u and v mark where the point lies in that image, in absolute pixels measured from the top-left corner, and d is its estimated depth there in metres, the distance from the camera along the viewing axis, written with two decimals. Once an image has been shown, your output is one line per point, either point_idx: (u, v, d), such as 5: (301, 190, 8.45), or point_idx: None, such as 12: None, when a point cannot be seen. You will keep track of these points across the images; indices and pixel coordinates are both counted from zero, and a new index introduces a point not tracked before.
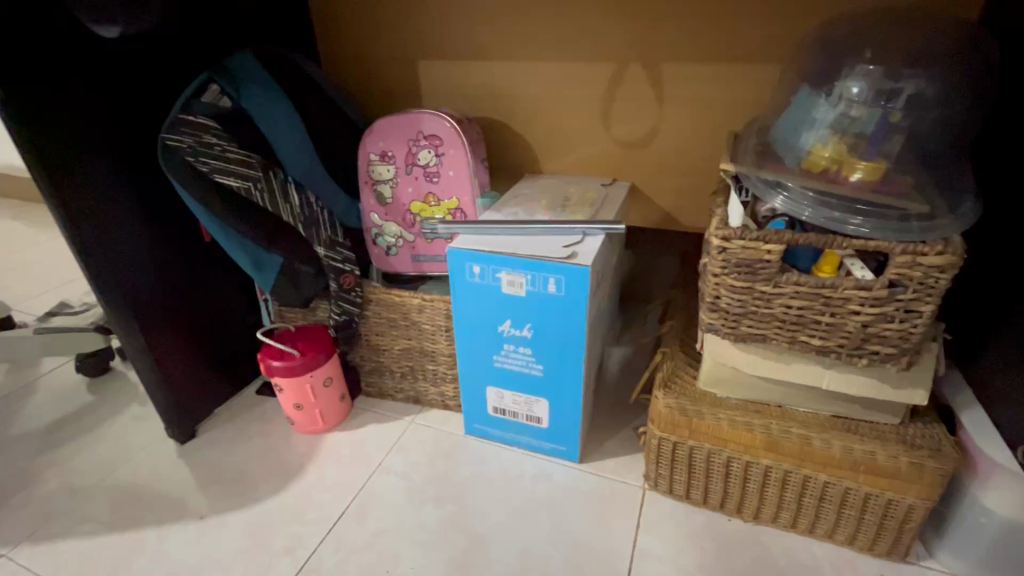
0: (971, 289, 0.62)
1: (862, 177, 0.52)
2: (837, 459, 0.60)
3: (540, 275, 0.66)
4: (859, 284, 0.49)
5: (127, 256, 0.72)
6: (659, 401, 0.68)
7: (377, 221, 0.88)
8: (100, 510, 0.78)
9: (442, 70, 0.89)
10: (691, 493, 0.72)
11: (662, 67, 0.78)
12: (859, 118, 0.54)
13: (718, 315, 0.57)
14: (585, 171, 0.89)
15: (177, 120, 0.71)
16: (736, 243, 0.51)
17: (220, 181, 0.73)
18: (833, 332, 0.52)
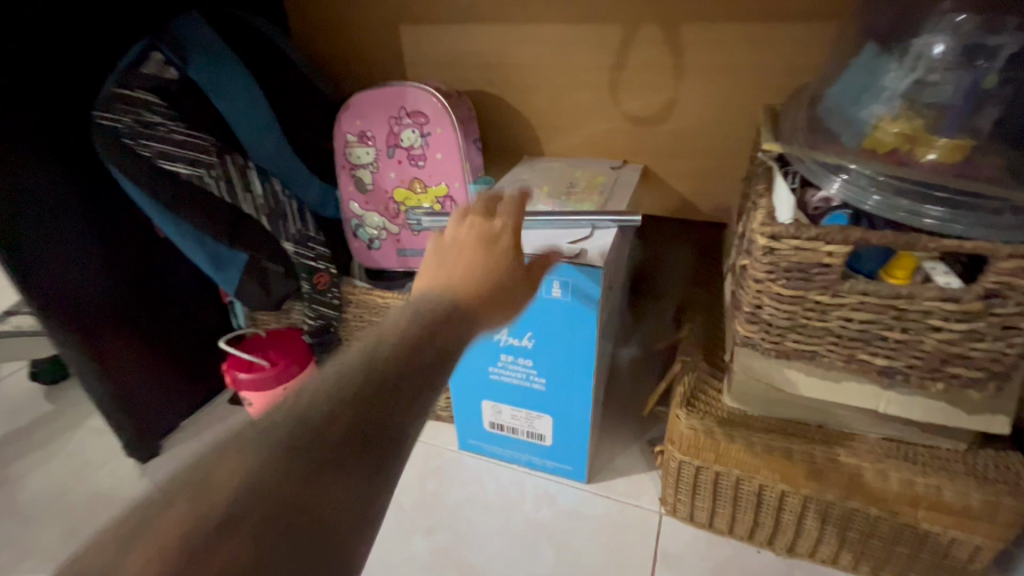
0: None
1: (936, 158, 0.42)
2: (893, 494, 0.51)
3: (541, 277, 0.57)
4: (944, 295, 0.39)
5: (65, 259, 0.62)
6: (680, 420, 0.58)
7: (357, 210, 0.78)
8: (48, 542, 0.69)
9: (427, 36, 0.78)
10: (714, 521, 0.63)
11: (682, 30, 0.67)
12: (937, 84, 0.42)
13: (758, 327, 0.47)
14: (592, 152, 0.78)
15: (111, 96, 0.59)
16: (788, 243, 0.41)
17: (166, 168, 0.62)
18: (903, 350, 0.42)
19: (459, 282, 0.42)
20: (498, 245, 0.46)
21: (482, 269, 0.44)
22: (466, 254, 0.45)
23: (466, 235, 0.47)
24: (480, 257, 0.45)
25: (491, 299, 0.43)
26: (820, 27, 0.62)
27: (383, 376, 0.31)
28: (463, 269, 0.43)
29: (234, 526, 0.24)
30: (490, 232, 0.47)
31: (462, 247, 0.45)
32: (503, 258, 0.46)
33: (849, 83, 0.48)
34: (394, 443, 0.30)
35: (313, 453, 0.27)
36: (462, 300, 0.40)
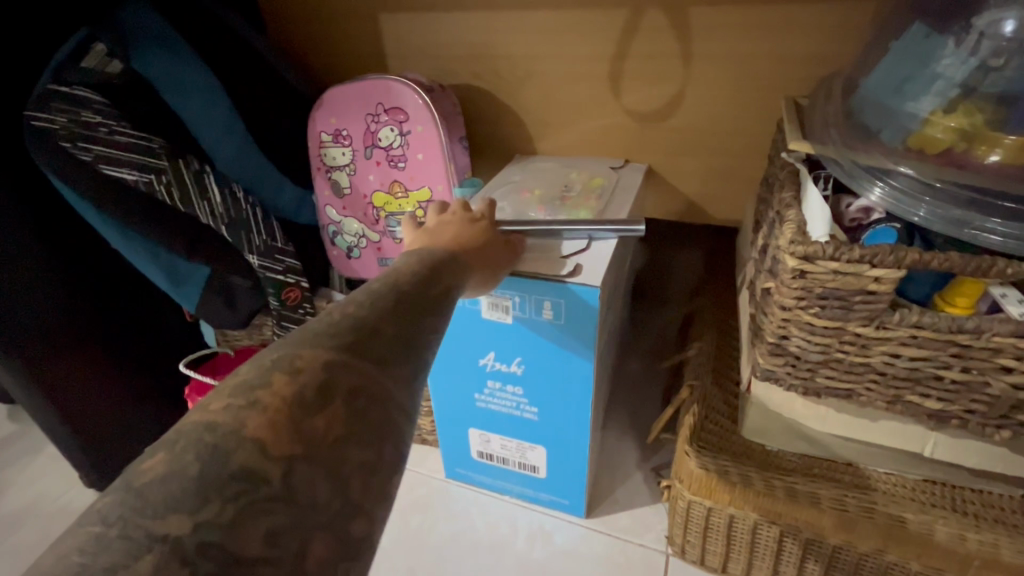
0: None
1: (1000, 159, 0.34)
2: (939, 550, 0.44)
3: (530, 298, 0.50)
4: (1019, 331, 0.31)
5: (2, 281, 0.54)
6: (690, 458, 0.51)
7: (334, 216, 0.71)
8: None
9: (408, 24, 0.70)
10: (728, 566, 0.56)
11: (690, 13, 0.59)
12: (1005, 71, 0.35)
13: (784, 361, 0.40)
14: (590, 150, 0.71)
15: (45, 93, 0.52)
16: (825, 266, 0.33)
17: (110, 174, 0.55)
18: (960, 392, 0.35)
19: (440, 239, 0.43)
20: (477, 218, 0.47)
21: (465, 232, 0.44)
22: (446, 225, 0.45)
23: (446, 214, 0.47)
24: (463, 224, 0.46)
25: (479, 253, 0.44)
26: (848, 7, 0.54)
27: (378, 331, 0.30)
28: (442, 233, 0.44)
29: (321, 411, 0.25)
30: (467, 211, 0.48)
31: (442, 221, 0.46)
32: (483, 227, 0.46)
33: (888, 71, 0.40)
34: (421, 350, 0.31)
35: (357, 357, 0.28)
36: (449, 251, 0.41)
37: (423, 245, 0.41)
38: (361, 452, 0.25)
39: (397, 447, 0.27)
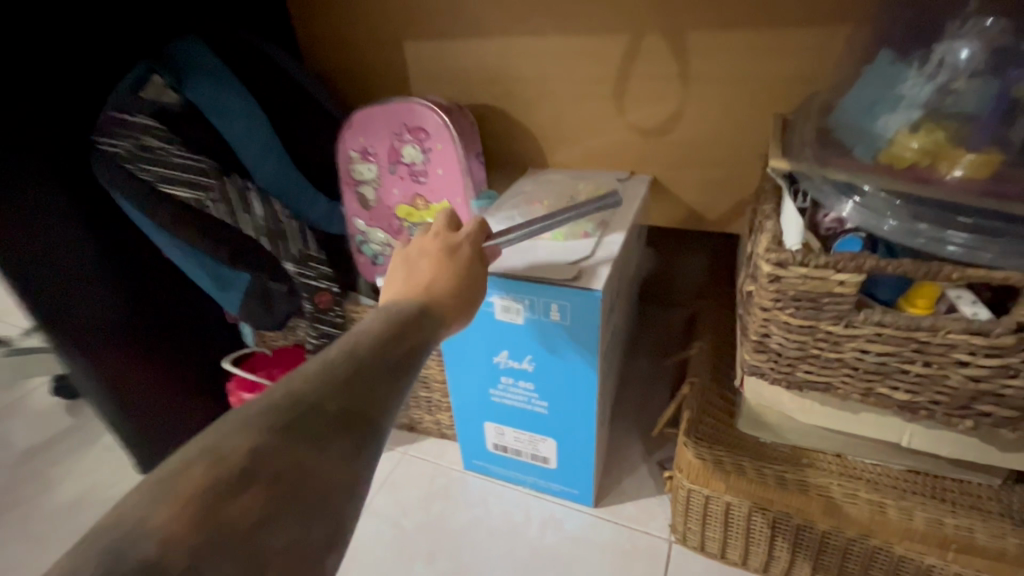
0: None
1: (964, 173, 0.38)
2: (919, 537, 0.47)
3: (539, 300, 0.55)
4: (972, 328, 0.35)
5: (78, 286, 0.62)
6: (687, 448, 0.55)
7: (362, 227, 0.78)
8: None
9: (428, 50, 0.76)
10: (727, 552, 0.60)
11: (687, 38, 0.64)
12: (962, 93, 0.39)
13: (767, 357, 0.44)
14: (598, 164, 0.76)
15: (111, 121, 0.60)
16: (796, 271, 0.38)
17: (166, 192, 0.61)
18: (926, 386, 0.39)
19: (422, 280, 0.46)
20: (457, 248, 0.50)
21: (446, 270, 0.47)
22: (426, 261, 0.48)
23: (431, 243, 0.50)
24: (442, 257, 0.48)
25: (458, 293, 0.47)
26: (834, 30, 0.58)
27: (313, 405, 0.29)
28: (422, 271, 0.46)
29: (243, 495, 0.25)
30: (449, 239, 0.50)
31: (421, 252, 0.48)
32: (464, 263, 0.49)
33: (859, 94, 0.44)
34: (367, 422, 0.31)
35: (289, 435, 0.28)
36: (426, 297, 0.44)
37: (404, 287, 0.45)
38: (284, 538, 0.25)
39: (330, 530, 0.27)
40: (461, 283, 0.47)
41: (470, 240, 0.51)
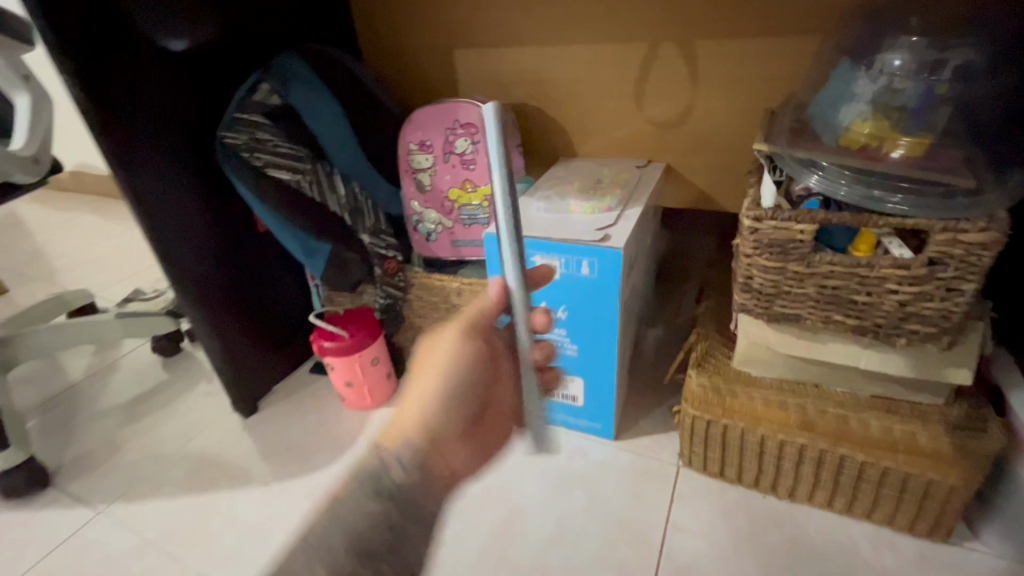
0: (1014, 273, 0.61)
1: (903, 152, 0.50)
2: (875, 440, 0.60)
3: (572, 258, 0.69)
4: (896, 263, 0.48)
5: (198, 248, 0.79)
6: (692, 378, 0.69)
7: (417, 208, 0.91)
8: (178, 475, 0.85)
9: (476, 58, 0.91)
10: (725, 470, 0.73)
11: (697, 46, 0.77)
12: (903, 90, 0.52)
13: (751, 295, 0.57)
14: (619, 153, 0.89)
15: (233, 119, 0.75)
16: (769, 224, 0.51)
17: (273, 175, 0.77)
18: (869, 312, 0.52)
19: (416, 390, 0.51)
20: (449, 346, 0.52)
21: (431, 377, 0.51)
22: (423, 363, 0.53)
23: (427, 342, 0.55)
24: (438, 357, 0.52)
25: (443, 399, 0.50)
26: (816, 40, 0.71)
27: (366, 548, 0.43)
28: (422, 377, 0.52)
29: None
30: (446, 331, 0.53)
31: (422, 353, 0.54)
32: (450, 367, 0.51)
33: (826, 93, 0.58)
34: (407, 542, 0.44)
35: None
36: (411, 415, 0.50)
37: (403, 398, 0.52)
38: None
39: None
40: (447, 388, 0.51)
41: (459, 333, 0.53)
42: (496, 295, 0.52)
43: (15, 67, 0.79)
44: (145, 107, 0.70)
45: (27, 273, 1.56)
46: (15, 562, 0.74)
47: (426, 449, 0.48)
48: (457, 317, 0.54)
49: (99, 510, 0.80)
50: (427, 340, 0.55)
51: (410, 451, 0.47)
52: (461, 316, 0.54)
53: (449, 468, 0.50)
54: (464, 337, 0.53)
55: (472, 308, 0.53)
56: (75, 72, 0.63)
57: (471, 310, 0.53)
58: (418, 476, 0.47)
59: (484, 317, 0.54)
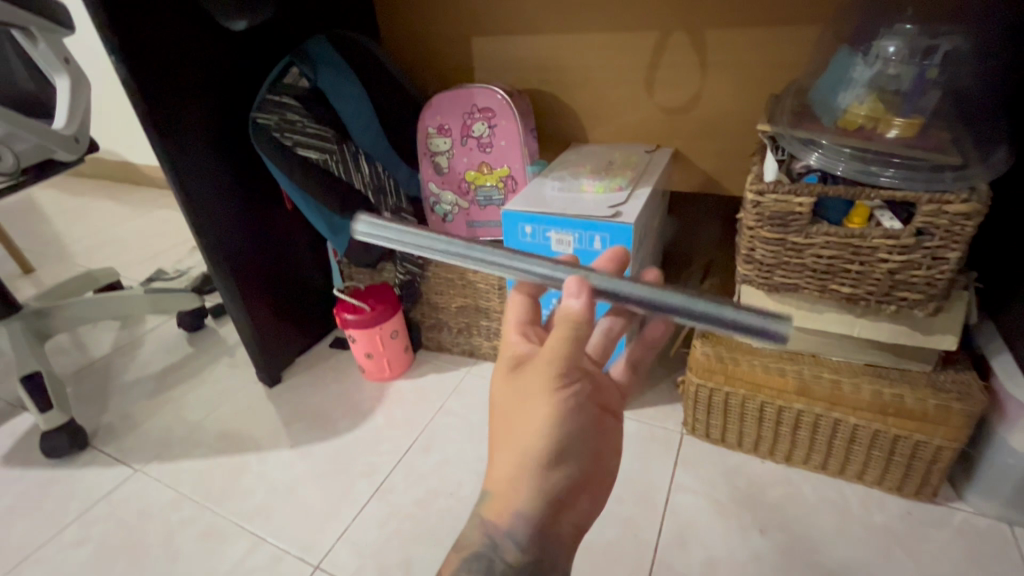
0: (997, 250, 0.65)
1: (897, 133, 0.54)
2: (866, 403, 0.64)
3: (586, 233, 0.73)
4: (887, 233, 0.53)
5: (230, 222, 0.84)
6: (697, 348, 0.73)
7: (434, 190, 0.95)
8: (208, 437, 0.89)
9: (493, 46, 0.95)
10: (726, 437, 0.77)
11: (706, 35, 0.81)
12: (897, 75, 0.56)
13: (753, 267, 0.62)
14: (629, 138, 0.94)
15: (266, 101, 0.80)
16: (770, 197, 0.56)
17: (302, 154, 0.82)
18: (862, 281, 0.57)
19: (503, 459, 0.41)
20: (539, 403, 0.41)
21: (530, 443, 0.40)
22: (507, 424, 0.42)
23: (506, 388, 0.43)
24: (525, 418, 0.41)
25: (554, 465, 0.41)
26: (819, 30, 0.75)
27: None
28: (508, 438, 0.42)
29: None
30: (534, 379, 0.42)
31: (501, 406, 0.43)
32: (552, 429, 0.40)
33: (828, 79, 0.62)
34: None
35: None
36: (509, 488, 0.41)
37: (492, 463, 0.43)
38: None
39: None
40: (558, 452, 0.41)
41: (547, 386, 0.41)
42: (579, 295, 0.43)
43: (56, 48, 0.81)
44: (186, 84, 0.74)
45: (50, 254, 1.61)
46: (60, 513, 0.78)
47: (540, 521, 0.41)
48: (542, 365, 0.42)
49: (137, 468, 0.85)
50: (509, 392, 0.43)
51: (523, 528, 0.41)
52: (550, 362, 0.41)
53: (575, 522, 0.43)
54: (554, 388, 0.41)
55: (557, 343, 0.41)
56: (122, 51, 0.66)
57: (556, 347, 0.41)
58: (536, 547, 0.41)
59: (577, 352, 0.42)
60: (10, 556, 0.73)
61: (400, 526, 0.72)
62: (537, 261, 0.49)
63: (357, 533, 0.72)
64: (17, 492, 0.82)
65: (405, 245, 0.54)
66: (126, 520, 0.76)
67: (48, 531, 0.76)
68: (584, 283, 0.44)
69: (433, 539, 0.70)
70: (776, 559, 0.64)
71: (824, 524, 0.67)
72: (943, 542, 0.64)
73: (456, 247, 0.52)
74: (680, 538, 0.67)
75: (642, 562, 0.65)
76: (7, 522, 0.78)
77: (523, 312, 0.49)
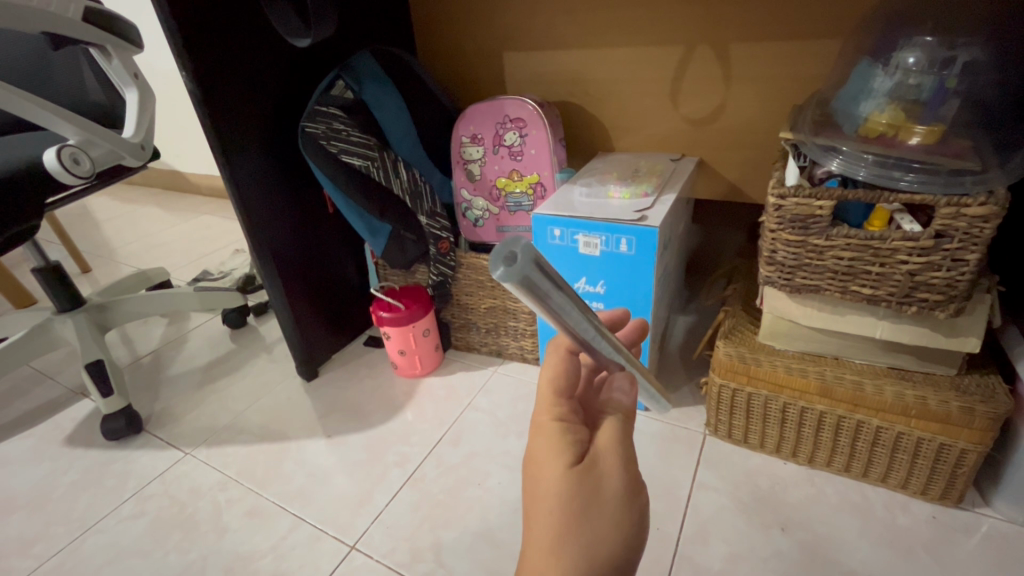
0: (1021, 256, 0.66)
1: (920, 140, 0.56)
2: (889, 405, 0.66)
3: (612, 236, 0.76)
4: (906, 236, 0.55)
5: (279, 223, 0.90)
6: (720, 348, 0.75)
7: (466, 196, 0.99)
8: (251, 425, 0.95)
9: (524, 60, 1.00)
10: (749, 437, 0.79)
11: (730, 48, 0.84)
12: (918, 85, 0.58)
13: (775, 268, 0.65)
14: (654, 148, 0.97)
15: (315, 111, 0.85)
16: (791, 200, 0.59)
17: (346, 161, 0.86)
18: (882, 282, 0.59)
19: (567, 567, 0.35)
20: (617, 508, 0.38)
21: (611, 546, 0.37)
22: (574, 531, 0.36)
23: (571, 487, 0.37)
24: (600, 523, 0.37)
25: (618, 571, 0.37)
26: (840, 42, 0.77)
27: None
28: (572, 546, 0.36)
29: None
30: (609, 482, 0.38)
31: (567, 507, 0.36)
32: (627, 534, 0.37)
33: (849, 88, 0.65)
34: None
35: None
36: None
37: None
38: None
39: None
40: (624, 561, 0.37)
41: (626, 491, 0.38)
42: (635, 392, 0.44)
43: (127, 64, 0.87)
44: (243, 96, 0.81)
45: (104, 254, 1.72)
46: (119, 489, 0.85)
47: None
48: (615, 464, 0.39)
49: (188, 452, 0.91)
50: (581, 493, 0.37)
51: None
52: (620, 462, 0.39)
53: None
54: (631, 493, 0.38)
55: (626, 441, 0.41)
56: (192, 68, 0.73)
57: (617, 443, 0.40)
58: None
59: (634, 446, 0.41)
60: (76, 525, 0.80)
61: (430, 512, 0.76)
62: (620, 349, 0.43)
63: (389, 517, 0.76)
64: (80, 469, 0.89)
65: (530, 297, 0.34)
66: (178, 498, 0.82)
67: (107, 506, 0.82)
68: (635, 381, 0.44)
69: (461, 526, 0.74)
70: (796, 556, 0.65)
71: (846, 525, 0.68)
72: (969, 546, 0.64)
73: (578, 318, 0.38)
74: (701, 533, 0.69)
75: (663, 554, 0.66)
76: (71, 496, 0.84)
77: (562, 377, 0.42)
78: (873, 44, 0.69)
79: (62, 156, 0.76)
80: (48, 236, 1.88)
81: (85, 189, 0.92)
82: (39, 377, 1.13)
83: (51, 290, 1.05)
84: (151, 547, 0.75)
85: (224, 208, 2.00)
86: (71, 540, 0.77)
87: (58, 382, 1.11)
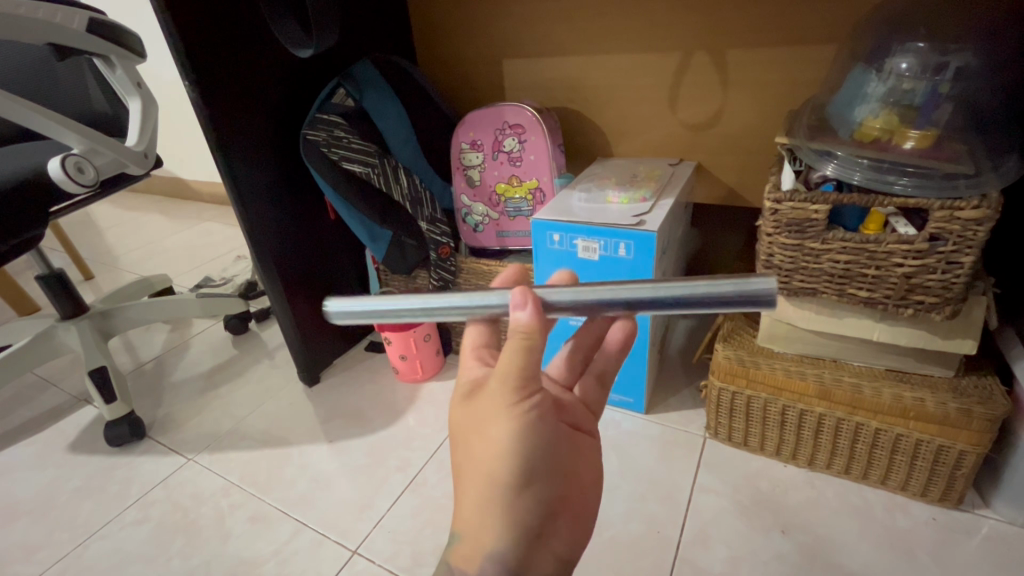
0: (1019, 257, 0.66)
1: (913, 144, 0.57)
2: (887, 406, 0.66)
3: (611, 241, 0.77)
4: (900, 239, 0.56)
5: (281, 230, 0.91)
6: (719, 352, 0.76)
7: (466, 202, 1.00)
8: (254, 430, 0.95)
9: (523, 67, 1.01)
10: (749, 440, 0.79)
11: (727, 54, 0.85)
12: (911, 90, 0.59)
13: (773, 271, 0.66)
14: (654, 153, 0.98)
15: (316, 119, 0.86)
16: (786, 205, 0.60)
17: (346, 167, 0.87)
18: (878, 284, 0.60)
19: (468, 492, 0.41)
20: (498, 425, 0.41)
21: (493, 457, 0.41)
22: (468, 451, 0.42)
23: (464, 412, 0.44)
24: (482, 440, 0.41)
25: (520, 476, 0.41)
26: (836, 48, 0.78)
27: None
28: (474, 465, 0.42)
29: None
30: (491, 397, 0.42)
31: (462, 434, 0.44)
32: (511, 446, 0.41)
33: (845, 94, 0.66)
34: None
35: None
36: (482, 527, 0.40)
37: (461, 507, 0.42)
38: None
39: None
40: (521, 462, 0.41)
41: (506, 402, 0.42)
42: (526, 306, 0.44)
43: (130, 74, 0.88)
44: (245, 105, 0.82)
45: (106, 262, 1.73)
46: (122, 495, 0.85)
47: (517, 556, 0.40)
48: (495, 385, 0.42)
49: (191, 458, 0.91)
50: (467, 417, 0.44)
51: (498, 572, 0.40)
52: (503, 379, 0.42)
53: (555, 557, 0.42)
54: (511, 403, 0.42)
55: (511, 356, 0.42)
56: (195, 79, 0.74)
57: (503, 362, 0.42)
58: None
59: (528, 363, 0.42)
60: (80, 531, 0.80)
61: (432, 516, 0.76)
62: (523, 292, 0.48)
63: (391, 522, 0.76)
64: (84, 475, 0.90)
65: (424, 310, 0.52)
66: (182, 504, 0.82)
67: (111, 512, 0.83)
68: (527, 293, 0.45)
69: None
70: (797, 559, 0.65)
71: (846, 529, 0.68)
72: (970, 548, 0.64)
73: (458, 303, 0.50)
74: (702, 536, 0.69)
75: (664, 558, 0.67)
76: (74, 502, 0.85)
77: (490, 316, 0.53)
78: (867, 49, 0.70)
79: (66, 165, 0.77)
80: (51, 244, 1.90)
81: (89, 198, 0.93)
82: (42, 384, 1.14)
83: (55, 297, 1.05)
84: (153, 552, 0.76)
85: (225, 214, 2.02)
86: (74, 546, 0.78)
87: (61, 389, 1.12)
